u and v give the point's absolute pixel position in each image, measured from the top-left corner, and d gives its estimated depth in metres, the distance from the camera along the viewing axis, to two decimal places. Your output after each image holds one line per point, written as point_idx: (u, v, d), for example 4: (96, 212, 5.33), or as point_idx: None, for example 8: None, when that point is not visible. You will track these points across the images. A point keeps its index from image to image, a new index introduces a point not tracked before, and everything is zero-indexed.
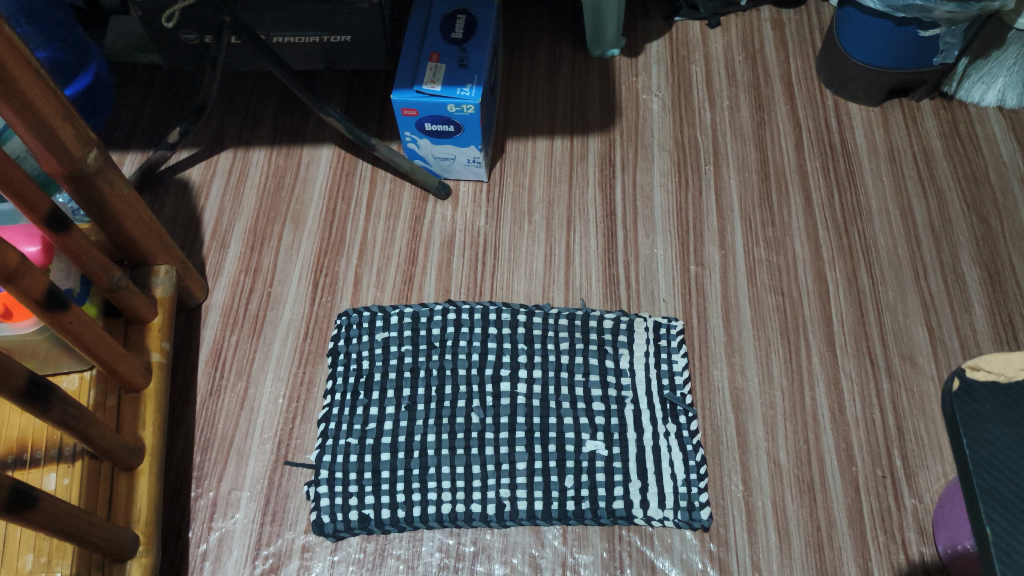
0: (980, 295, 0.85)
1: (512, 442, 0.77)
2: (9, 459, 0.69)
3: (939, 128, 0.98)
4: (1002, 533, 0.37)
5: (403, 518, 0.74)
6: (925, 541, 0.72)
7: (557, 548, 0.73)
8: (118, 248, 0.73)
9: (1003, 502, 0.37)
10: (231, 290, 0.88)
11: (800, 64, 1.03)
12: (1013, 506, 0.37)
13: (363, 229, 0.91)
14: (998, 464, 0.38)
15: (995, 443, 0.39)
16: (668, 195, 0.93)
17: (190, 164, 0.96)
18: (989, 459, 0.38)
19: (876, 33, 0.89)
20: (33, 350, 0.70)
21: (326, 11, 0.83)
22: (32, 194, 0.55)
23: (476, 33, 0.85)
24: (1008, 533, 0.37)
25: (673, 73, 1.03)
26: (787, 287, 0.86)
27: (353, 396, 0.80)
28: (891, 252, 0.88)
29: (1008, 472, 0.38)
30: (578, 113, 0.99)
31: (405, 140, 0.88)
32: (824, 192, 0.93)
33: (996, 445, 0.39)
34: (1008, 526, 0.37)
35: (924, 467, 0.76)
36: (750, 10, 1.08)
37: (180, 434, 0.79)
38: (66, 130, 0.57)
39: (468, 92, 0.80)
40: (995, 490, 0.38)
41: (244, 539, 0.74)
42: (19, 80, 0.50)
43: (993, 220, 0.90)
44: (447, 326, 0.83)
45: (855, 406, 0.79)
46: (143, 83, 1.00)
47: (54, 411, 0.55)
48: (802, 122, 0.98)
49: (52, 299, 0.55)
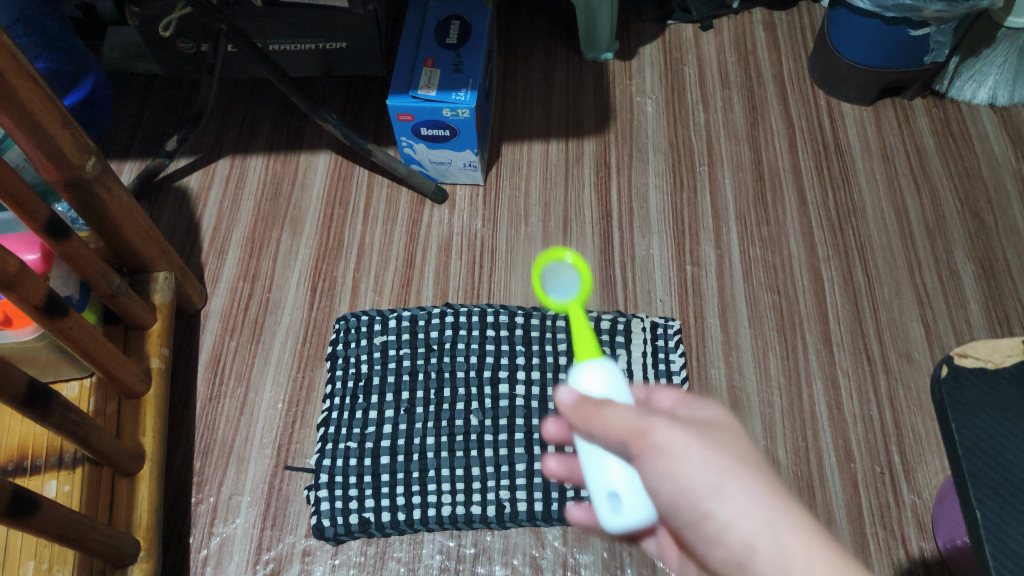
0: (975, 291, 0.86)
1: (512, 443, 0.77)
2: (10, 467, 0.69)
3: (931, 126, 0.98)
4: (991, 517, 0.38)
5: (404, 521, 0.74)
6: (925, 537, 0.72)
7: (557, 549, 0.73)
8: (117, 255, 0.74)
9: (993, 487, 0.38)
10: (230, 296, 0.88)
11: (792, 65, 1.04)
12: (1003, 489, 0.38)
13: (361, 234, 0.92)
14: (988, 448, 0.39)
15: (983, 428, 0.40)
16: (664, 196, 0.93)
17: (189, 171, 0.97)
18: (977, 443, 0.39)
19: (867, 32, 0.90)
20: (33, 357, 0.70)
21: (322, 18, 0.84)
22: (33, 201, 0.55)
23: (471, 38, 0.86)
24: (997, 517, 0.38)
25: (666, 75, 1.03)
26: (784, 286, 0.86)
27: (352, 400, 0.80)
28: (886, 250, 0.89)
29: (997, 457, 0.39)
30: (573, 116, 1.00)
31: (402, 145, 0.89)
32: (818, 191, 0.93)
33: (984, 429, 0.40)
34: (998, 509, 0.38)
35: (922, 463, 0.76)
36: (742, 12, 1.09)
37: (180, 439, 0.79)
38: (64, 138, 0.57)
39: (463, 96, 0.80)
40: (984, 474, 0.39)
41: (245, 544, 0.74)
42: (19, 89, 0.51)
43: (986, 217, 0.91)
44: (445, 330, 0.83)
45: (852, 402, 0.79)
46: (142, 92, 1.01)
47: (55, 416, 0.55)
48: (795, 122, 0.99)
49: (51, 305, 0.56)
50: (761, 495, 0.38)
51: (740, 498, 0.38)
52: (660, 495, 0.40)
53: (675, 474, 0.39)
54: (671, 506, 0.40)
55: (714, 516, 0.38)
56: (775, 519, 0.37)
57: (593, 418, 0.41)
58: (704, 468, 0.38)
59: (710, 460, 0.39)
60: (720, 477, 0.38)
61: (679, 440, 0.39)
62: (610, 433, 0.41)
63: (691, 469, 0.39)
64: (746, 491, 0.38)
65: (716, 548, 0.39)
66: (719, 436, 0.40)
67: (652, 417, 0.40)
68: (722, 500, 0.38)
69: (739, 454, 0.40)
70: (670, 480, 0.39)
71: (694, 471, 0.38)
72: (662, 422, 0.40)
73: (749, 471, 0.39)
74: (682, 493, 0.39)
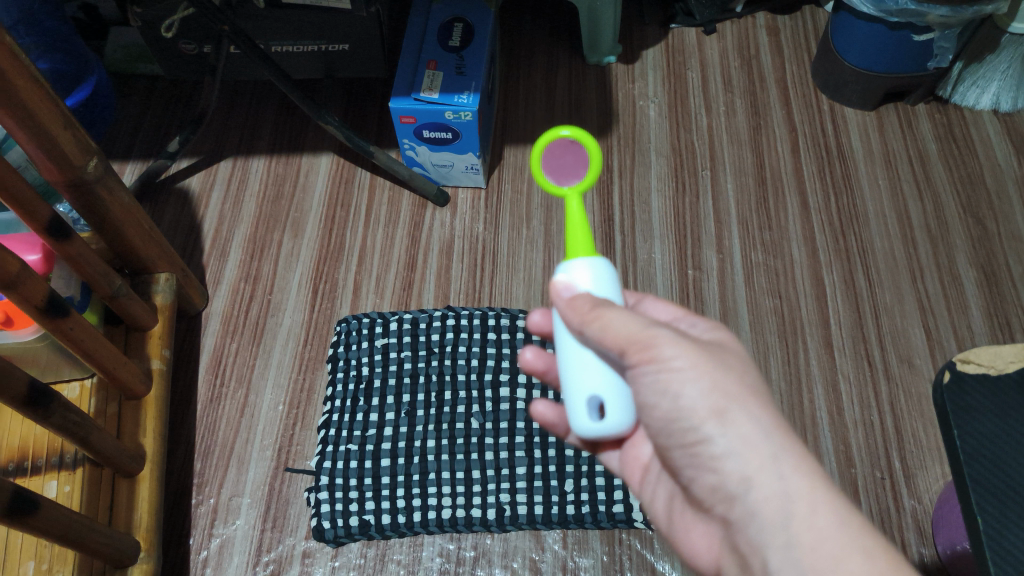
0: (977, 297, 0.85)
1: (512, 446, 0.76)
2: (10, 467, 0.69)
3: (934, 131, 0.98)
4: (991, 518, 0.42)
5: (404, 524, 0.73)
6: (925, 542, 0.72)
7: (556, 552, 0.73)
8: (119, 256, 0.74)
9: (993, 490, 0.43)
10: (231, 298, 0.88)
11: (795, 69, 1.04)
12: (1003, 492, 0.43)
13: (362, 237, 0.92)
14: (986, 449, 0.44)
15: (982, 430, 0.44)
16: (666, 200, 0.93)
17: (191, 173, 0.97)
18: (975, 445, 0.44)
19: (870, 37, 0.90)
20: (34, 357, 0.70)
21: (323, 19, 0.83)
22: (33, 201, 0.55)
23: (473, 40, 0.86)
24: (996, 519, 0.42)
25: (669, 80, 1.03)
26: (785, 291, 0.86)
27: (352, 403, 0.79)
28: (888, 255, 0.89)
29: (994, 458, 0.43)
30: (575, 119, 1.00)
31: (403, 147, 0.89)
32: (820, 196, 0.93)
33: (983, 431, 0.44)
34: (996, 506, 0.42)
35: (923, 469, 0.76)
36: (746, 16, 1.09)
37: (181, 440, 0.79)
38: (65, 139, 0.57)
39: (465, 99, 0.80)
40: (984, 477, 0.43)
41: (245, 546, 0.74)
42: (21, 89, 0.51)
43: (988, 222, 0.91)
44: (446, 333, 0.83)
45: (853, 408, 0.79)
46: (144, 93, 1.01)
47: (55, 417, 0.55)
48: (798, 126, 0.99)
49: (53, 305, 0.56)
50: (767, 427, 0.42)
51: (744, 425, 0.42)
52: (656, 411, 0.44)
53: (678, 393, 0.43)
54: (664, 423, 0.45)
55: (713, 440, 0.43)
56: (778, 452, 0.41)
57: (588, 314, 0.44)
58: (708, 392, 0.43)
59: (719, 385, 0.43)
60: (724, 405, 0.42)
61: (685, 357, 0.43)
62: (613, 338, 0.44)
63: (695, 395, 0.43)
64: (751, 420, 0.42)
65: (710, 472, 0.44)
66: (730, 361, 0.44)
67: (659, 329, 0.43)
68: (724, 428, 0.42)
69: (747, 382, 0.44)
70: (671, 397, 0.43)
71: (698, 390, 0.43)
72: (669, 337, 0.44)
73: (755, 402, 0.43)
74: (682, 415, 0.43)
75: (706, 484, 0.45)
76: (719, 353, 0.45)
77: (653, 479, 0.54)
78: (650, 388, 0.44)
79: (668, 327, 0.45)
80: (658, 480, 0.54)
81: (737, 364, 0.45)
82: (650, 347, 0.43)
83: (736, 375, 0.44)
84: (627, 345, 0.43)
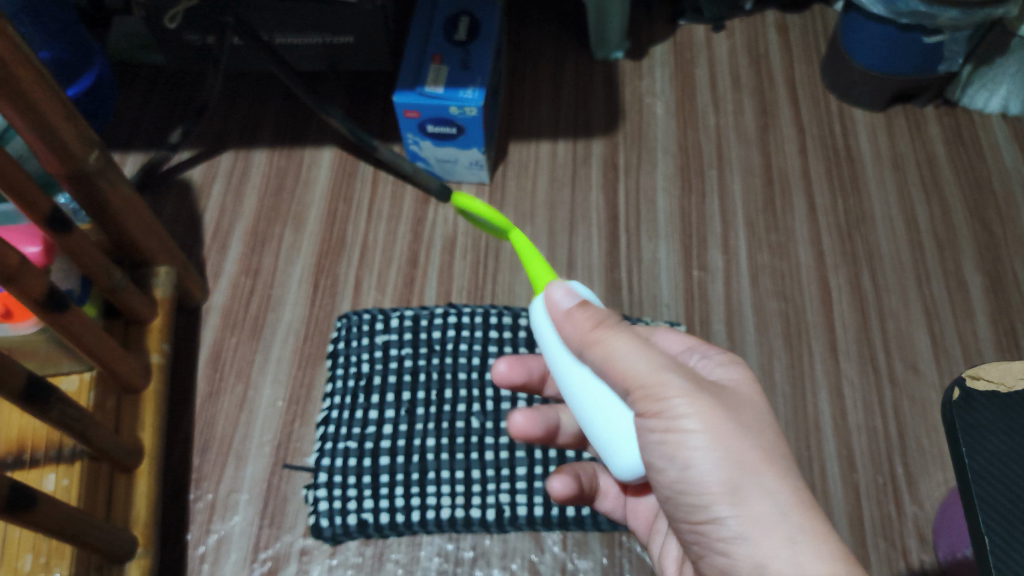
0: (982, 302, 0.85)
1: (512, 446, 0.76)
2: (9, 459, 0.67)
3: (943, 134, 0.98)
4: (995, 533, 0.42)
5: (403, 523, 0.72)
6: (925, 549, 0.71)
7: (556, 554, 0.72)
8: (120, 250, 0.73)
9: (1000, 508, 0.42)
10: (231, 292, 0.87)
11: (804, 69, 1.03)
12: (1010, 510, 0.42)
13: (364, 231, 0.91)
14: (994, 468, 0.43)
15: (992, 447, 0.44)
16: (672, 199, 0.92)
17: (192, 164, 0.96)
18: (983, 461, 0.43)
19: (881, 39, 0.89)
20: (33, 351, 0.69)
21: (328, 14, 0.82)
22: (35, 194, 0.53)
23: (480, 34, 0.84)
24: (1001, 537, 0.42)
25: (677, 76, 1.03)
26: (791, 294, 0.86)
27: (352, 399, 0.78)
28: (894, 259, 0.88)
29: (1004, 476, 0.43)
30: (582, 116, 0.99)
31: (408, 142, 0.88)
32: (827, 197, 0.93)
33: (993, 448, 0.44)
34: (1003, 525, 0.42)
35: (925, 475, 0.75)
36: (755, 15, 1.08)
37: (179, 436, 0.78)
38: (67, 130, 0.56)
39: (470, 94, 0.79)
40: (991, 495, 0.42)
41: (243, 542, 0.73)
42: (23, 80, 0.49)
43: (995, 227, 0.90)
44: (447, 330, 0.82)
45: (857, 412, 0.79)
46: (146, 86, 1.00)
47: (54, 412, 0.54)
48: (806, 127, 0.98)
49: (52, 299, 0.54)
50: (783, 506, 0.43)
51: (756, 505, 0.43)
52: (663, 476, 0.47)
53: (687, 462, 0.45)
54: (675, 491, 0.46)
55: (724, 521, 0.44)
56: (794, 535, 0.43)
57: (591, 334, 0.47)
58: (722, 463, 0.44)
59: (735, 455, 0.44)
60: (738, 482, 0.44)
61: (695, 417, 0.45)
62: (619, 374, 0.46)
63: (705, 468, 0.44)
64: (765, 498, 0.44)
65: (720, 554, 0.46)
66: (749, 419, 0.46)
67: (668, 379, 0.45)
68: (736, 508, 0.44)
69: (765, 447, 0.45)
70: (679, 465, 0.45)
71: (709, 462, 0.44)
72: (679, 391, 0.45)
73: (770, 473, 0.44)
74: (692, 489, 0.45)
75: (717, 563, 0.46)
76: (736, 409, 0.46)
77: (661, 528, 0.60)
78: (657, 451, 0.46)
79: (681, 377, 0.46)
80: (665, 534, 0.59)
81: (755, 419, 0.46)
82: (656, 399, 0.45)
83: (754, 442, 0.45)
84: (634, 389, 0.46)
